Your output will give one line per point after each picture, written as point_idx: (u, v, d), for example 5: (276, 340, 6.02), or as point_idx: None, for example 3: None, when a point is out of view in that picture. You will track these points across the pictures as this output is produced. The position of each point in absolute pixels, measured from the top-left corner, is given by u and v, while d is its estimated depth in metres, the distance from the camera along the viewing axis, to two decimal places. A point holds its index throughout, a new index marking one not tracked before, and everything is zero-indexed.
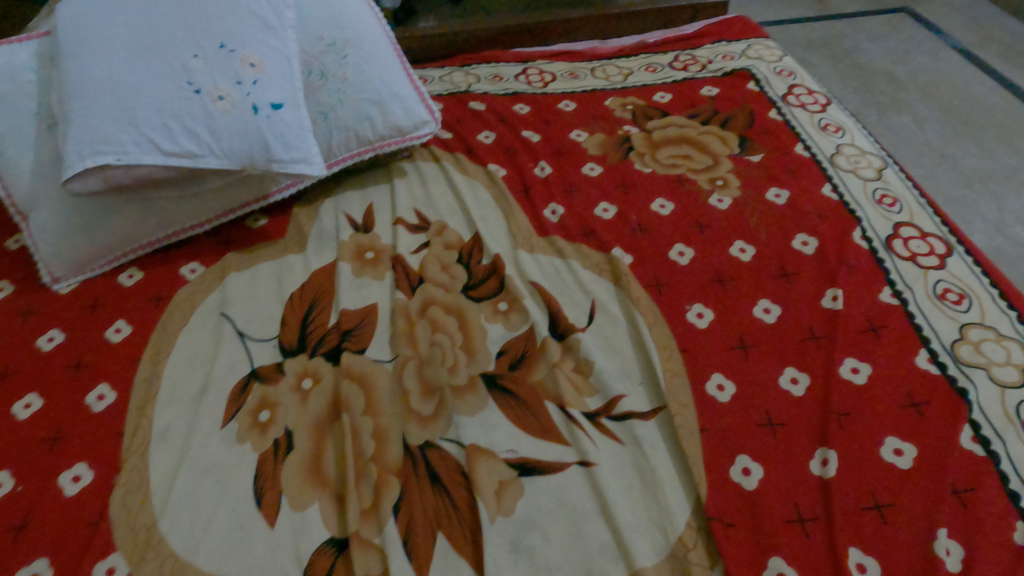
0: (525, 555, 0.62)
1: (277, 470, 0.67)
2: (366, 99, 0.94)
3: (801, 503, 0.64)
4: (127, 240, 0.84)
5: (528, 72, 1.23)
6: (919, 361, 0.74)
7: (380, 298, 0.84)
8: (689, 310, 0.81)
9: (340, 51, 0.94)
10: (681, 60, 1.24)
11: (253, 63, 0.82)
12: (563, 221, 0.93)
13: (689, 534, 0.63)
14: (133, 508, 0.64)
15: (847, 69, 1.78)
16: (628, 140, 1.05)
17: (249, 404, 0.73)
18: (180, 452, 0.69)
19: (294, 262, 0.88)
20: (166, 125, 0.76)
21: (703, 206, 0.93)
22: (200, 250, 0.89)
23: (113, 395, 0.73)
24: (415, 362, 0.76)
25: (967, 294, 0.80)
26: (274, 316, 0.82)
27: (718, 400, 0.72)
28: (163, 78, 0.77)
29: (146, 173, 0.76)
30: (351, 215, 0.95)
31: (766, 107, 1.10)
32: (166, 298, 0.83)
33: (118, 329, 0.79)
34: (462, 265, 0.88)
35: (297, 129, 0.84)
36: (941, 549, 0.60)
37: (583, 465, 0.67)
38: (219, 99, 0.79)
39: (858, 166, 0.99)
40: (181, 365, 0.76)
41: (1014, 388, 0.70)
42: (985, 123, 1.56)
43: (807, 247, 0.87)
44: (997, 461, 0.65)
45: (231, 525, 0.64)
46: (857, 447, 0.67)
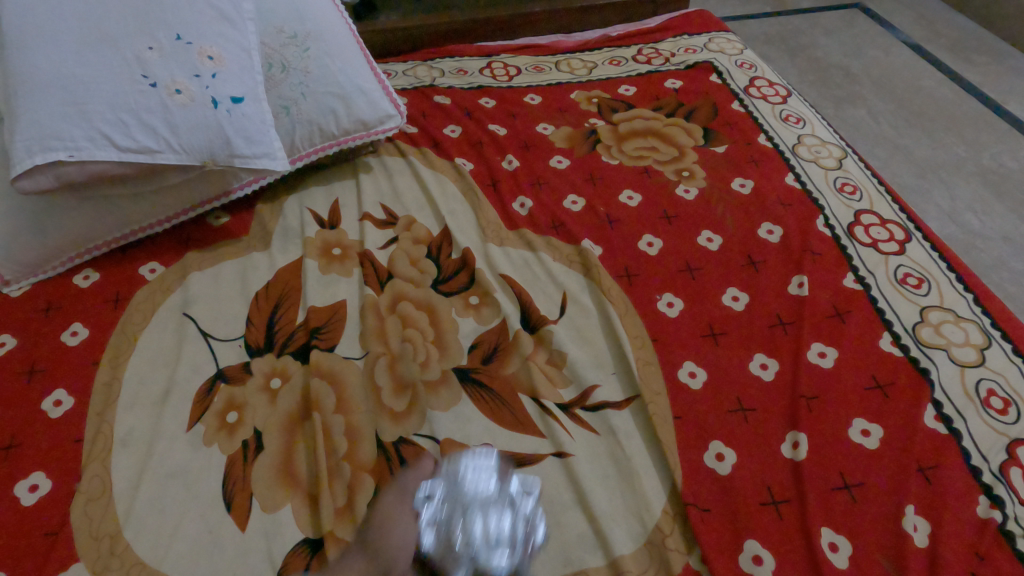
0: (503, 548, 0.61)
1: (247, 471, 0.66)
2: (329, 92, 0.92)
3: (773, 486, 0.65)
4: (81, 240, 0.81)
5: (492, 66, 1.22)
6: (883, 344, 0.75)
7: (349, 295, 0.83)
8: (659, 300, 0.81)
9: (302, 43, 0.92)
10: (645, 53, 1.25)
11: (211, 56, 0.80)
12: (532, 214, 0.92)
13: (666, 520, 0.63)
14: (95, 516, 0.62)
15: (804, 64, 1.82)
16: (595, 133, 1.05)
17: (216, 405, 0.71)
18: (143, 457, 0.67)
19: (258, 260, 0.86)
20: (121, 120, 0.73)
21: (670, 196, 0.94)
22: (160, 249, 0.87)
23: (71, 400, 0.70)
24: (386, 358, 0.75)
25: (926, 278, 0.82)
26: (239, 315, 0.80)
27: (690, 388, 0.72)
28: (116, 71, 0.75)
29: (100, 170, 0.73)
30: (316, 211, 0.93)
31: (729, 99, 1.12)
32: (124, 299, 0.80)
33: (75, 332, 0.76)
34: (431, 260, 0.87)
35: (258, 124, 0.82)
36: (909, 525, 0.61)
37: (559, 457, 0.67)
38: (176, 93, 0.77)
39: (819, 156, 1.01)
40: (143, 367, 0.74)
41: (973, 367, 0.72)
42: (935, 115, 1.61)
43: (772, 235, 0.88)
44: (959, 438, 0.67)
45: (200, 530, 0.62)
46: (826, 430, 0.68)
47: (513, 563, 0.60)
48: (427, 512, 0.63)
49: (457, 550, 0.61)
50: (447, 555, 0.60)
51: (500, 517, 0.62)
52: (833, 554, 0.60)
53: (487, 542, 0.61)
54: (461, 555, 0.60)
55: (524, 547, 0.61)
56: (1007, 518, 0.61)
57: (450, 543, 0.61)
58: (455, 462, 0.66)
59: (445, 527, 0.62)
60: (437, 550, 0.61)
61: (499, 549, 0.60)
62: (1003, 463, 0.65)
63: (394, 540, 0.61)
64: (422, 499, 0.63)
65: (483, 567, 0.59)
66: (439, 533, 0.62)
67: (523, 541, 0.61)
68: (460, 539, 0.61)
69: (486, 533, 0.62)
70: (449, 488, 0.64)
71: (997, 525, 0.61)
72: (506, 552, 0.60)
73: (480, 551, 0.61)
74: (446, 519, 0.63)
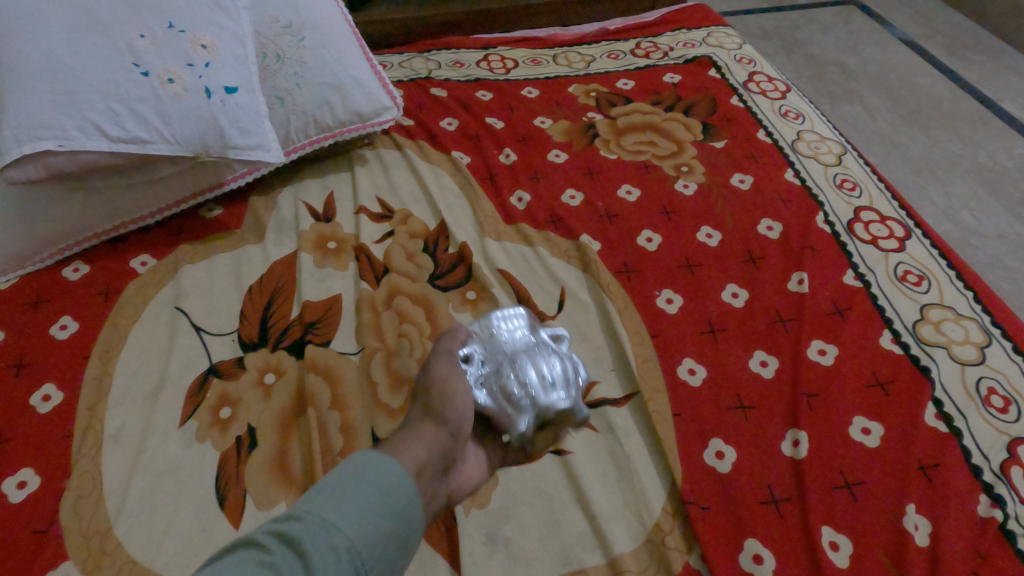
0: (502, 547, 0.60)
1: (241, 468, 0.64)
2: (325, 83, 0.91)
3: (774, 484, 0.64)
4: (71, 232, 0.79)
5: (489, 59, 1.21)
6: (883, 341, 0.75)
7: (344, 289, 0.81)
8: (658, 296, 0.80)
9: (297, 33, 0.91)
10: (643, 47, 1.24)
11: (205, 44, 0.79)
12: (530, 208, 0.92)
13: (666, 519, 0.62)
14: (86, 514, 0.61)
15: (800, 59, 1.81)
16: (593, 127, 1.04)
17: (209, 401, 0.70)
18: (133, 453, 0.65)
19: (252, 253, 0.85)
20: (112, 109, 0.71)
21: (669, 191, 0.93)
22: (151, 241, 0.85)
23: (61, 395, 0.69)
24: (383, 354, 0.74)
25: (926, 276, 0.82)
26: (232, 309, 0.78)
27: (690, 385, 0.72)
28: (107, 59, 0.73)
29: (91, 160, 0.72)
30: (311, 204, 0.92)
31: (728, 94, 1.11)
32: (115, 293, 0.79)
33: (64, 325, 0.75)
34: (428, 254, 0.86)
35: (253, 114, 0.81)
36: (910, 524, 0.61)
37: (558, 454, 0.66)
38: (169, 82, 0.75)
39: (819, 152, 1.00)
40: (134, 362, 0.73)
41: (973, 366, 0.72)
42: (931, 112, 1.60)
43: (772, 231, 0.88)
44: (959, 436, 0.67)
45: (193, 528, 0.61)
46: (827, 428, 0.68)
47: (568, 400, 0.64)
48: (477, 368, 0.63)
49: (518, 394, 0.62)
50: (511, 402, 0.62)
51: (548, 360, 0.65)
52: (834, 553, 0.59)
53: (543, 382, 0.63)
54: (522, 398, 0.62)
55: (570, 381, 0.65)
56: (1007, 517, 0.61)
57: (510, 390, 0.62)
58: (485, 323, 0.67)
59: (498, 374, 0.63)
60: (497, 398, 0.62)
61: (555, 387, 0.63)
62: (1004, 462, 0.65)
63: (457, 394, 0.59)
64: (469, 355, 0.64)
65: (544, 406, 0.62)
66: (497, 383, 0.63)
67: (571, 376, 0.65)
68: (517, 386, 0.62)
69: (539, 373, 0.64)
70: (490, 341, 0.65)
71: (999, 524, 0.61)
72: (561, 387, 0.64)
73: (540, 389, 0.63)
74: (497, 369, 0.63)
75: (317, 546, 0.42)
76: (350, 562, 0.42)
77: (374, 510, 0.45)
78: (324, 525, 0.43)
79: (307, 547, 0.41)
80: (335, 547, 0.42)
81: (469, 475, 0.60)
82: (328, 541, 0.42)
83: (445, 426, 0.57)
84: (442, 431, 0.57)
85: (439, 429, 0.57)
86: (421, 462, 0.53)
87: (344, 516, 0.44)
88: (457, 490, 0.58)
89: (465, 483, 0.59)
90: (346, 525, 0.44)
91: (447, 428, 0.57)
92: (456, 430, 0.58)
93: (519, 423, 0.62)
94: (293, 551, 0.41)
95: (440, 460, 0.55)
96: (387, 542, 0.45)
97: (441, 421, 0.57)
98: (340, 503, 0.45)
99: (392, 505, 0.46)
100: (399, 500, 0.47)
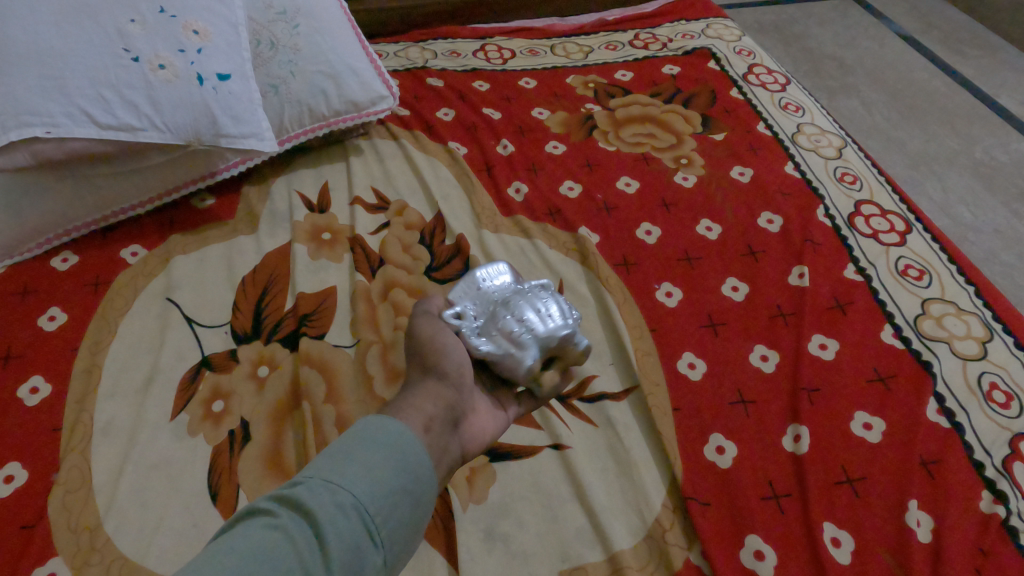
0: (500, 543, 0.59)
1: (234, 462, 0.63)
2: (319, 71, 0.89)
3: (775, 480, 0.63)
4: (59, 221, 0.77)
5: (486, 49, 1.19)
6: (884, 336, 0.75)
7: (339, 281, 0.80)
8: (658, 290, 0.79)
9: (291, 20, 0.90)
10: (642, 38, 1.23)
11: (197, 30, 0.77)
12: (528, 200, 0.90)
13: (666, 514, 0.62)
14: (75, 509, 0.59)
15: (798, 53, 1.81)
16: (591, 119, 1.03)
17: (201, 393, 0.68)
18: (124, 448, 0.64)
19: (245, 244, 0.84)
20: (101, 95, 0.70)
21: (668, 184, 0.92)
22: (142, 231, 0.83)
23: (49, 387, 0.67)
24: (379, 346, 0.73)
25: (928, 270, 0.82)
26: (225, 301, 0.77)
27: (690, 379, 0.71)
28: (96, 43, 0.71)
29: (79, 147, 0.70)
30: (305, 194, 0.91)
31: (727, 86, 1.10)
32: (105, 283, 0.77)
33: (53, 317, 0.73)
34: (424, 246, 0.85)
35: (246, 102, 0.79)
36: (912, 520, 0.60)
37: (556, 449, 0.65)
38: (160, 68, 0.74)
39: (819, 145, 0.99)
40: (125, 354, 0.71)
41: (975, 361, 0.72)
42: (928, 107, 1.60)
43: (772, 225, 0.87)
44: (961, 432, 0.66)
45: (184, 523, 0.59)
46: (827, 423, 0.67)
47: (568, 328, 0.60)
48: (468, 322, 0.60)
49: (517, 329, 0.59)
50: (513, 339, 0.58)
51: (539, 297, 0.62)
52: (835, 550, 0.59)
53: (540, 316, 0.60)
54: (523, 333, 0.58)
55: (565, 311, 0.61)
56: (1010, 513, 0.61)
57: (508, 328, 0.59)
58: (468, 282, 0.64)
59: (492, 319, 0.60)
60: (500, 339, 0.58)
61: (554, 317, 0.60)
62: (1007, 458, 0.64)
63: (452, 345, 0.56)
64: (458, 309, 0.61)
65: (547, 336, 0.59)
66: (495, 327, 0.59)
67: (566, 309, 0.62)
68: (513, 322, 0.59)
69: (535, 314, 0.60)
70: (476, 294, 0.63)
71: (1002, 521, 0.60)
72: (559, 318, 0.60)
73: (538, 322, 0.59)
74: (490, 316, 0.60)
75: (322, 505, 0.40)
76: (359, 519, 0.41)
77: (378, 467, 0.44)
78: (328, 486, 0.42)
79: (312, 508, 0.40)
80: (341, 506, 0.41)
81: (483, 428, 0.56)
82: (333, 500, 0.41)
83: (447, 379, 0.54)
84: (445, 385, 0.54)
85: (441, 383, 0.54)
86: (427, 418, 0.50)
87: (348, 476, 0.43)
88: (473, 444, 0.55)
89: (481, 437, 0.55)
90: (350, 485, 0.42)
91: (448, 381, 0.54)
92: (459, 381, 0.54)
93: (526, 359, 0.58)
94: (299, 514, 0.40)
95: (447, 413, 0.52)
96: (398, 497, 0.43)
97: (442, 375, 0.54)
98: (342, 466, 0.43)
99: (397, 460, 0.44)
100: (405, 454, 0.45)
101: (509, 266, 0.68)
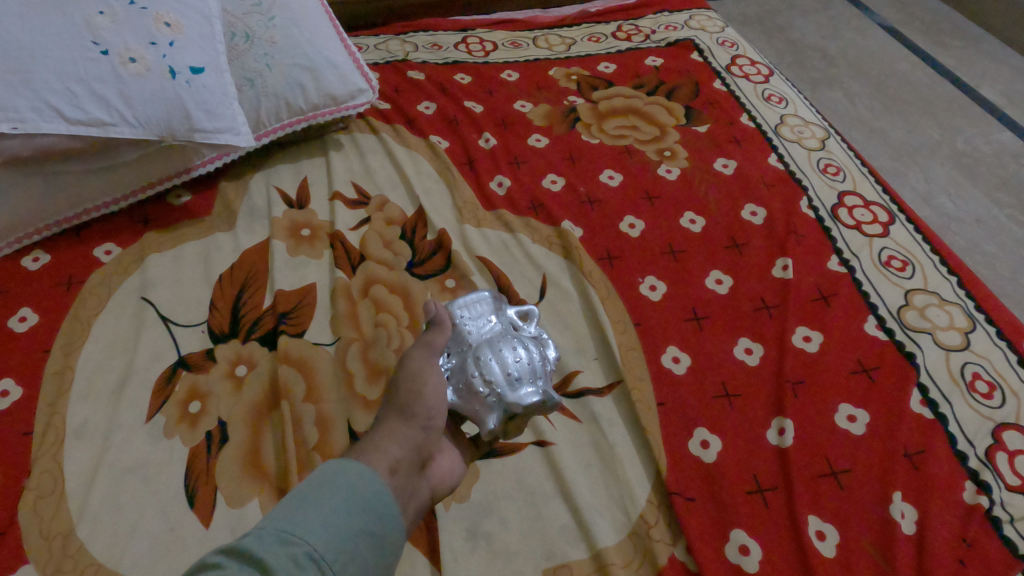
0: (483, 542, 0.58)
1: (211, 465, 0.62)
2: (296, 64, 0.88)
3: (760, 474, 0.63)
4: (29, 220, 0.75)
5: (468, 41, 1.18)
6: (868, 328, 0.75)
7: (319, 278, 0.79)
8: (641, 283, 0.79)
9: (266, 13, 0.88)
10: (624, 30, 1.22)
11: (168, 22, 0.76)
12: (510, 193, 0.89)
13: (650, 510, 0.61)
14: (47, 514, 0.58)
15: (781, 45, 1.80)
16: (574, 111, 1.02)
17: (177, 395, 0.67)
18: (97, 451, 0.62)
19: (222, 241, 0.82)
20: (70, 91, 0.68)
21: (652, 177, 0.92)
22: (116, 229, 0.82)
23: (20, 390, 0.65)
24: (359, 345, 0.72)
25: (910, 261, 0.82)
26: (202, 299, 0.75)
27: (674, 373, 0.70)
28: (64, 36, 0.69)
29: (48, 143, 0.68)
30: (283, 190, 0.89)
31: (711, 77, 1.10)
32: (77, 283, 0.75)
33: (23, 318, 0.71)
34: (406, 241, 0.83)
35: (221, 96, 0.78)
36: (897, 512, 0.60)
37: (540, 445, 0.65)
38: (131, 62, 0.72)
39: (802, 136, 0.99)
40: (99, 355, 0.70)
41: (958, 351, 0.72)
42: (910, 97, 1.60)
43: (755, 217, 0.86)
44: (945, 422, 0.66)
45: (160, 527, 0.58)
46: (811, 416, 0.67)
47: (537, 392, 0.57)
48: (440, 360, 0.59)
49: (483, 390, 0.56)
50: (476, 399, 0.56)
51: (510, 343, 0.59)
52: (820, 543, 0.59)
53: (508, 372, 0.57)
54: (487, 394, 0.56)
55: (536, 370, 0.58)
56: (993, 504, 0.61)
57: (473, 386, 0.56)
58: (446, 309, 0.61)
59: (461, 368, 0.57)
60: (464, 393, 0.56)
61: (523, 380, 0.57)
62: (989, 448, 0.65)
63: (429, 386, 0.55)
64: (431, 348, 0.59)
65: (511, 402, 0.56)
66: (461, 380, 0.57)
67: (539, 367, 0.58)
68: (480, 380, 0.56)
69: (504, 367, 0.57)
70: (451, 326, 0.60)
71: (985, 511, 0.60)
72: (530, 381, 0.57)
73: (506, 385, 0.56)
74: (459, 361, 0.58)
75: (276, 554, 0.39)
76: (314, 566, 0.40)
77: (336, 512, 0.43)
78: (280, 535, 0.41)
79: (264, 557, 0.39)
80: (295, 555, 0.40)
81: (452, 467, 0.56)
82: (286, 549, 0.40)
83: (414, 420, 0.53)
84: (411, 426, 0.53)
85: (408, 425, 0.53)
86: (393, 460, 0.49)
87: (303, 524, 0.42)
88: (441, 485, 0.54)
89: (449, 478, 0.55)
90: (305, 533, 0.41)
91: (414, 422, 0.53)
92: (429, 421, 0.54)
93: (486, 422, 0.56)
94: (249, 565, 0.39)
95: (413, 455, 0.51)
96: (358, 541, 0.43)
97: (409, 415, 0.53)
98: (298, 512, 0.42)
99: (359, 501, 0.44)
100: (368, 496, 0.45)
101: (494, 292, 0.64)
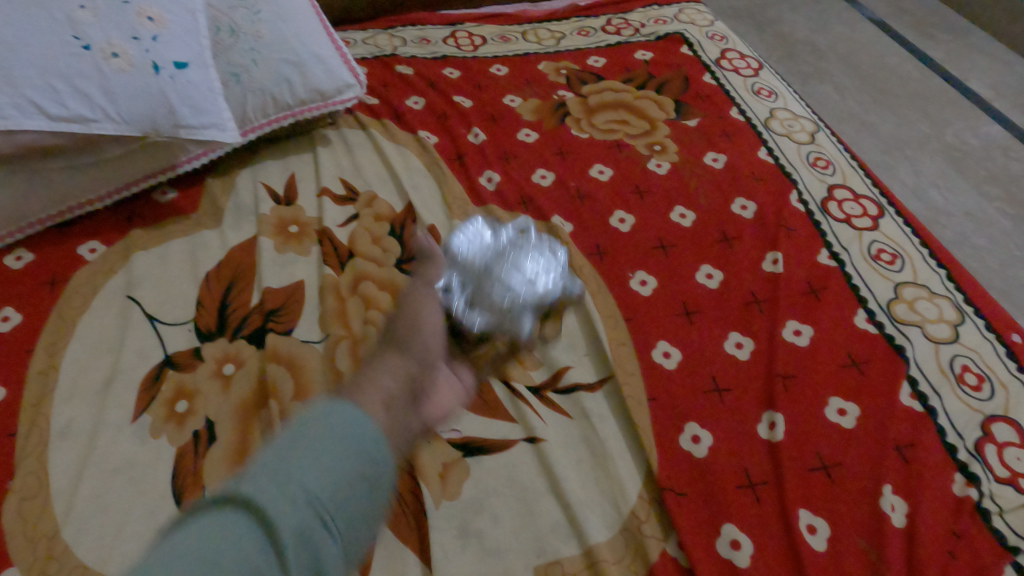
0: (474, 540, 0.58)
1: (199, 465, 0.61)
2: (283, 59, 0.87)
3: (751, 469, 0.63)
4: (10, 219, 0.74)
5: (456, 36, 1.17)
6: (858, 321, 0.75)
7: (307, 275, 0.78)
8: (632, 278, 0.79)
9: (252, 7, 0.87)
10: (614, 24, 1.21)
11: (151, 17, 0.75)
12: (500, 188, 0.89)
13: (642, 506, 0.61)
14: (32, 516, 0.57)
15: (772, 38, 1.80)
16: (564, 106, 1.02)
17: (164, 394, 0.66)
18: (82, 452, 0.62)
19: (209, 239, 0.81)
20: (51, 86, 0.67)
21: (642, 171, 0.91)
22: (101, 227, 0.81)
23: (3, 391, 0.64)
24: (349, 342, 0.71)
25: (900, 254, 0.82)
26: (188, 297, 0.75)
27: (665, 368, 0.70)
28: (44, 30, 0.68)
29: (29, 141, 0.67)
30: (270, 186, 0.88)
31: (700, 71, 1.09)
32: (61, 282, 0.74)
33: (6, 317, 0.70)
34: (394, 238, 0.83)
35: (206, 91, 0.77)
36: (887, 505, 0.60)
37: (531, 442, 0.64)
38: (113, 57, 0.71)
39: (792, 130, 0.99)
40: (83, 355, 0.69)
41: (947, 344, 0.72)
42: (900, 91, 1.61)
43: (745, 211, 0.86)
44: (934, 415, 0.66)
45: (147, 528, 0.57)
46: (802, 410, 0.67)
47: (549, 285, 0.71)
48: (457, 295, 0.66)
49: (505, 301, 0.67)
50: (503, 312, 0.66)
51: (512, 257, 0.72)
52: (811, 536, 0.59)
53: (521, 280, 0.70)
54: (509, 303, 0.67)
55: (539, 266, 0.72)
56: (982, 496, 0.61)
57: (496, 299, 0.67)
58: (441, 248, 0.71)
59: (481, 290, 0.67)
60: (488, 309, 0.66)
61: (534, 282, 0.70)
62: (978, 440, 0.65)
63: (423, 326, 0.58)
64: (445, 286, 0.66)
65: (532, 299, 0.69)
66: (486, 301, 0.66)
67: (541, 268, 0.72)
68: (501, 292, 0.68)
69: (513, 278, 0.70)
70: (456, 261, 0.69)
71: (974, 503, 0.61)
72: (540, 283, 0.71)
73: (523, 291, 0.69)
74: (476, 287, 0.67)
75: (270, 498, 0.37)
76: (310, 508, 0.38)
77: (333, 453, 0.41)
78: (276, 478, 0.39)
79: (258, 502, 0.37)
80: (293, 498, 0.38)
81: (446, 407, 0.56)
82: (281, 492, 0.38)
83: (409, 357, 0.54)
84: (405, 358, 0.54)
85: (403, 356, 0.54)
86: (388, 394, 0.49)
87: (299, 465, 0.39)
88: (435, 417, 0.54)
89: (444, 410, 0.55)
90: (302, 475, 0.39)
91: (409, 356, 0.54)
92: (424, 355, 0.55)
93: (519, 325, 0.67)
94: (243, 510, 0.37)
95: (407, 388, 0.51)
96: (356, 484, 0.41)
97: (404, 352, 0.54)
98: (294, 452, 0.40)
99: (357, 443, 0.42)
100: (365, 437, 0.43)
101: (485, 221, 0.76)
